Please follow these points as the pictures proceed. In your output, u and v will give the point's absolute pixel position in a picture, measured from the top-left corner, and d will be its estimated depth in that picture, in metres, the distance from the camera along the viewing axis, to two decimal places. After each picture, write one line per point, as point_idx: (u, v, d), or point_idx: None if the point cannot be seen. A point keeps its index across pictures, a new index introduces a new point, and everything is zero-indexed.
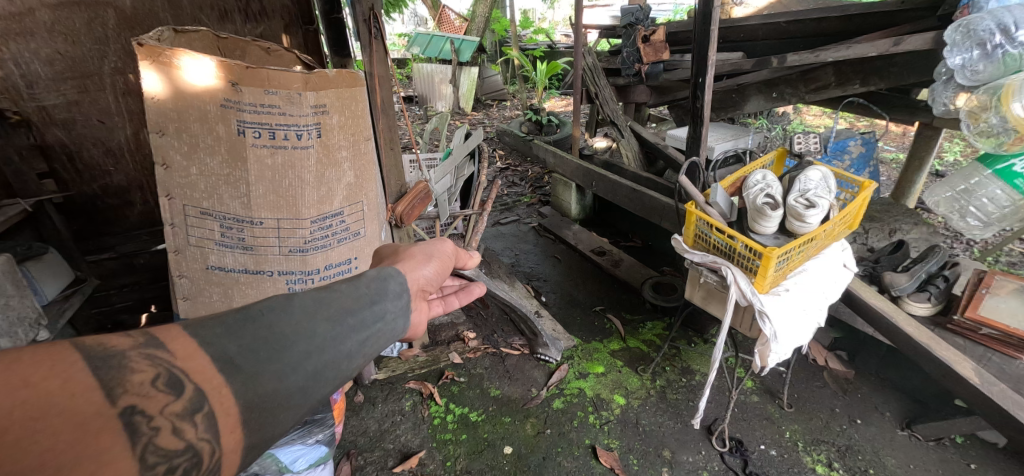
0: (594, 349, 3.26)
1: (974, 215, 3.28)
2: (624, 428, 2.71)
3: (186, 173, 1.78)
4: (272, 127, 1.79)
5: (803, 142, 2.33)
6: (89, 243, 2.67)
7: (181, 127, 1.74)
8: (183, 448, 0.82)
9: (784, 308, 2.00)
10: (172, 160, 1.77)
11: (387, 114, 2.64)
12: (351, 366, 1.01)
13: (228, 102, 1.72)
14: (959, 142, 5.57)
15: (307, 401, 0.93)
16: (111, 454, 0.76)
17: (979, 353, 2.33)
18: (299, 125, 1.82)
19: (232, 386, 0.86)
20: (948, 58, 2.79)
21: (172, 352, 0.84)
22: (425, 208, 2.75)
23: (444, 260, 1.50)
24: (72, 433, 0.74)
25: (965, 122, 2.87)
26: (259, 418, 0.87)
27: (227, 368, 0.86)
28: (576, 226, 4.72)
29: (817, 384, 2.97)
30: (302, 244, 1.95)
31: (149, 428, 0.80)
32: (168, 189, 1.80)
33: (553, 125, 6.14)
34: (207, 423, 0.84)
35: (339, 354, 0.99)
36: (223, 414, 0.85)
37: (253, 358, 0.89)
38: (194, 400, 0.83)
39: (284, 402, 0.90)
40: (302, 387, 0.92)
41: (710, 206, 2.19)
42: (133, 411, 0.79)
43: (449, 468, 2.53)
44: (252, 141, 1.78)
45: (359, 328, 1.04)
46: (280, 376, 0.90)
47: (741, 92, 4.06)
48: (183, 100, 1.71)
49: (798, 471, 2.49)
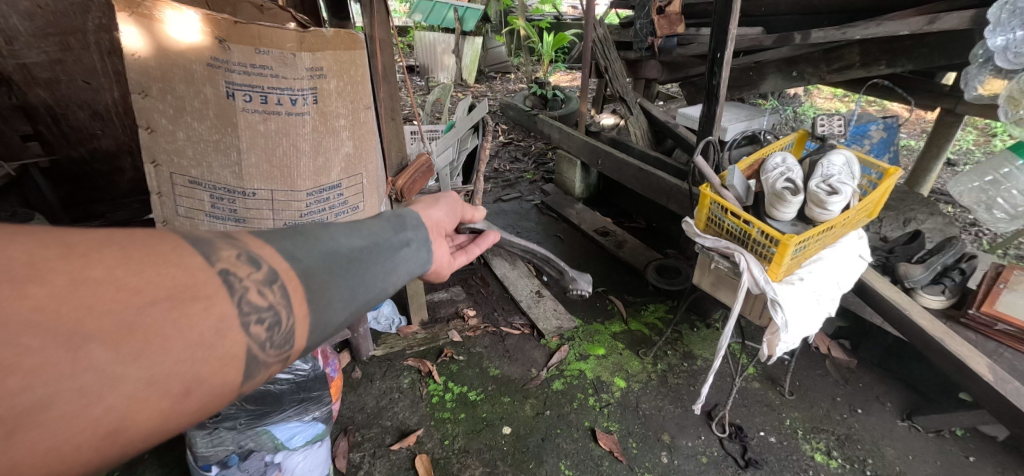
0: (595, 331, 3.21)
1: (1001, 207, 3.22)
2: (624, 411, 2.69)
3: (172, 138, 1.69)
4: (264, 91, 1.68)
5: (826, 124, 2.26)
6: (77, 210, 2.56)
7: (165, 88, 1.63)
8: (267, 306, 0.81)
9: (797, 297, 1.94)
10: (157, 124, 1.67)
11: (388, 81, 2.50)
12: (394, 278, 1.02)
13: (216, 61, 1.61)
14: (971, 131, 5.46)
15: (359, 300, 0.94)
16: (212, 299, 0.76)
17: (991, 348, 2.28)
18: (293, 89, 1.71)
19: (290, 268, 0.86)
20: (989, 38, 2.64)
21: (244, 239, 0.85)
22: (425, 182, 2.70)
23: (451, 202, 1.44)
24: (168, 281, 0.73)
25: (1003, 108, 2.78)
26: (322, 300, 0.88)
27: (291, 256, 0.87)
28: (578, 204, 4.64)
29: (819, 372, 2.95)
30: (297, 218, 1.88)
31: (240, 286, 0.79)
32: (155, 156, 1.71)
33: (559, 99, 5.94)
34: (283, 293, 0.84)
35: (382, 265, 1.00)
36: (295, 288, 0.85)
37: (310, 252, 0.90)
38: (272, 273, 0.83)
39: (340, 296, 0.91)
40: (353, 286, 0.93)
41: (726, 189, 2.08)
42: (225, 271, 0.79)
43: (447, 447, 2.50)
44: (243, 106, 1.67)
45: (396, 247, 1.05)
46: (336, 271, 0.91)
47: (759, 70, 3.95)
48: (166, 57, 1.60)
49: (797, 458, 2.48)
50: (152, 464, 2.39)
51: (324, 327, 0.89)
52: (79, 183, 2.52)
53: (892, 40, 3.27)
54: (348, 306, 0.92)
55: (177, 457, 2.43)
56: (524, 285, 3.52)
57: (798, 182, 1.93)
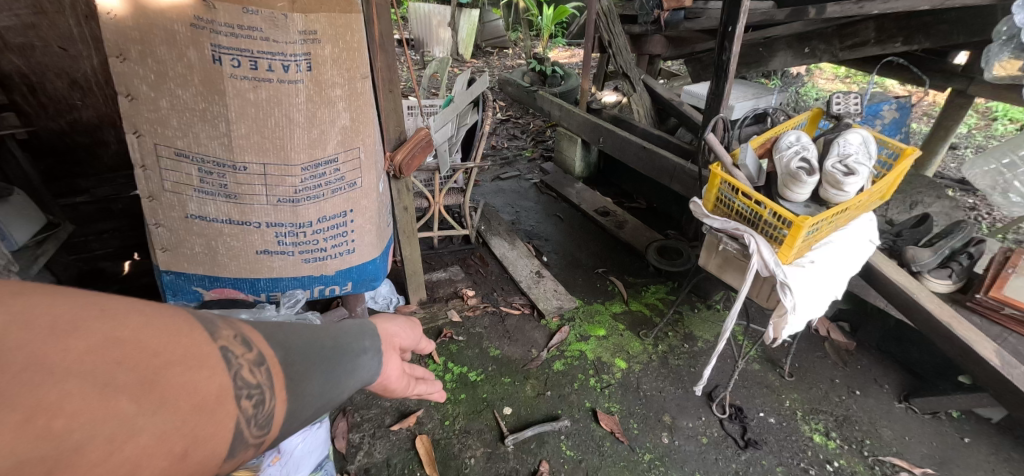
0: (596, 311, 3.19)
1: (1017, 191, 3.22)
2: (625, 392, 2.68)
3: (154, 105, 1.74)
4: (254, 56, 1.72)
5: (842, 102, 2.23)
6: (60, 185, 2.69)
7: (145, 51, 1.66)
8: (255, 385, 0.75)
9: (807, 280, 1.91)
10: (138, 91, 1.71)
11: (385, 50, 2.38)
12: (370, 369, 0.96)
13: (200, 21, 1.64)
14: (972, 114, 5.42)
15: (338, 391, 0.87)
16: (200, 371, 0.70)
17: (996, 332, 2.36)
18: (284, 54, 1.76)
19: (277, 353, 0.81)
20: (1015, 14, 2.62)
21: (235, 318, 0.80)
22: (425, 158, 2.64)
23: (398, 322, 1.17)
24: (163, 340, 0.68)
25: None
26: (301, 386, 0.82)
27: (274, 339, 0.82)
28: (578, 184, 4.58)
29: (818, 354, 2.95)
30: (291, 194, 1.99)
31: (235, 361, 0.74)
32: (136, 125, 1.77)
33: (558, 76, 5.78)
34: (266, 376, 0.77)
35: (360, 353, 0.94)
36: (278, 371, 0.79)
37: (290, 335, 0.85)
38: (258, 354, 0.77)
39: (319, 382, 0.85)
40: (330, 379, 0.87)
41: (737, 169, 2.05)
42: (225, 346, 0.74)
43: (448, 427, 2.48)
44: (231, 71, 1.72)
45: (370, 334, 1.01)
46: (312, 359, 0.86)
47: (769, 46, 4.00)
48: (145, 18, 1.62)
49: (796, 439, 2.49)
50: None
51: (308, 416, 0.82)
52: (61, 157, 2.61)
53: (909, 16, 3.31)
54: (324, 396, 0.85)
55: None
56: (525, 265, 3.50)
57: (813, 161, 1.89)
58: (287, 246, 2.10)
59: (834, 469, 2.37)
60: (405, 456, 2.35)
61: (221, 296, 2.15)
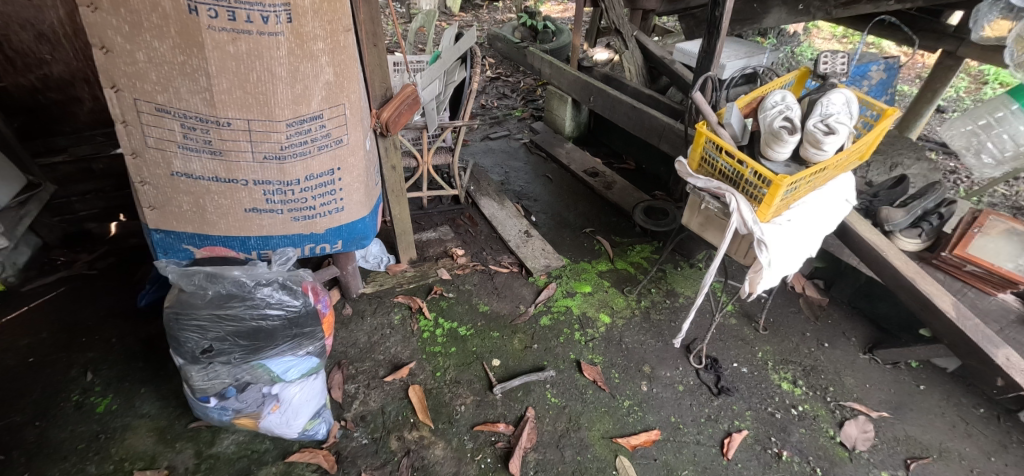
0: (582, 269, 3.30)
1: (989, 152, 3.34)
2: (607, 345, 2.82)
3: (130, 58, 1.74)
4: (231, 7, 1.71)
5: (829, 62, 2.27)
6: (38, 143, 2.87)
7: (117, 1, 1.65)
8: None
9: (782, 237, 2.01)
10: (113, 43, 1.71)
11: (368, 3, 2.33)
12: None
13: None
14: (963, 78, 5.48)
15: None
16: None
17: (957, 287, 2.56)
18: (263, 6, 1.74)
19: None
20: None
21: None
22: (413, 115, 2.65)
23: None
24: None
25: (1010, 49, 2.89)
26: None
27: None
28: (568, 144, 4.61)
29: (792, 309, 3.10)
30: (278, 152, 2.02)
31: None
32: (114, 80, 1.77)
33: (550, 31, 5.70)
34: None
35: None
36: None
37: None
38: None
39: None
40: None
41: (722, 128, 2.12)
42: None
43: (438, 378, 2.60)
44: (208, 23, 1.71)
45: None
46: None
47: (764, 3, 4.01)
48: None
49: (765, 386, 2.66)
50: (149, 398, 2.44)
51: None
52: (34, 114, 2.79)
53: None
54: None
55: (173, 390, 2.48)
56: (513, 225, 3.56)
57: (795, 121, 1.96)
58: (275, 204, 2.14)
59: (798, 413, 2.55)
60: (399, 404, 2.48)
61: (212, 254, 2.17)
